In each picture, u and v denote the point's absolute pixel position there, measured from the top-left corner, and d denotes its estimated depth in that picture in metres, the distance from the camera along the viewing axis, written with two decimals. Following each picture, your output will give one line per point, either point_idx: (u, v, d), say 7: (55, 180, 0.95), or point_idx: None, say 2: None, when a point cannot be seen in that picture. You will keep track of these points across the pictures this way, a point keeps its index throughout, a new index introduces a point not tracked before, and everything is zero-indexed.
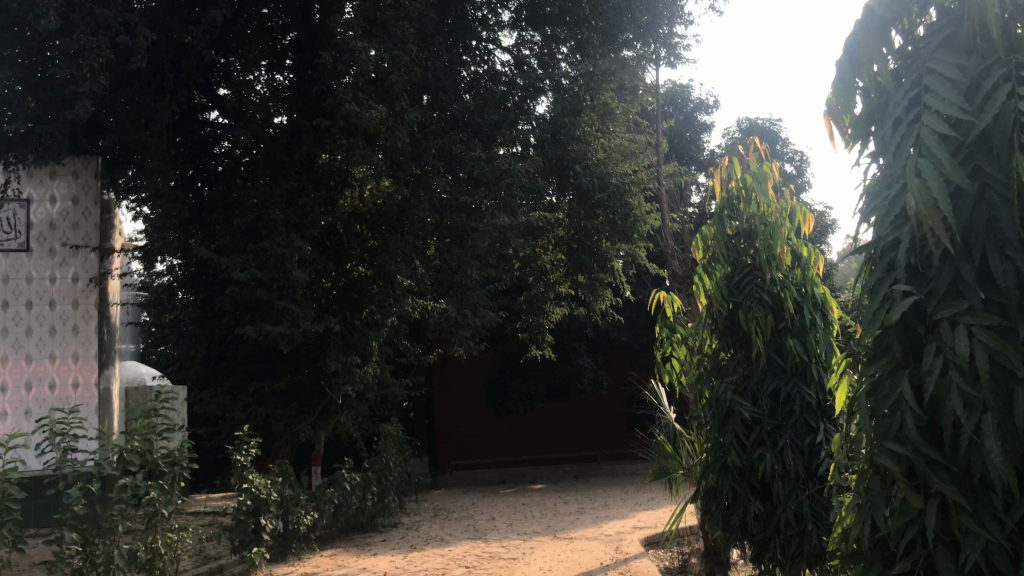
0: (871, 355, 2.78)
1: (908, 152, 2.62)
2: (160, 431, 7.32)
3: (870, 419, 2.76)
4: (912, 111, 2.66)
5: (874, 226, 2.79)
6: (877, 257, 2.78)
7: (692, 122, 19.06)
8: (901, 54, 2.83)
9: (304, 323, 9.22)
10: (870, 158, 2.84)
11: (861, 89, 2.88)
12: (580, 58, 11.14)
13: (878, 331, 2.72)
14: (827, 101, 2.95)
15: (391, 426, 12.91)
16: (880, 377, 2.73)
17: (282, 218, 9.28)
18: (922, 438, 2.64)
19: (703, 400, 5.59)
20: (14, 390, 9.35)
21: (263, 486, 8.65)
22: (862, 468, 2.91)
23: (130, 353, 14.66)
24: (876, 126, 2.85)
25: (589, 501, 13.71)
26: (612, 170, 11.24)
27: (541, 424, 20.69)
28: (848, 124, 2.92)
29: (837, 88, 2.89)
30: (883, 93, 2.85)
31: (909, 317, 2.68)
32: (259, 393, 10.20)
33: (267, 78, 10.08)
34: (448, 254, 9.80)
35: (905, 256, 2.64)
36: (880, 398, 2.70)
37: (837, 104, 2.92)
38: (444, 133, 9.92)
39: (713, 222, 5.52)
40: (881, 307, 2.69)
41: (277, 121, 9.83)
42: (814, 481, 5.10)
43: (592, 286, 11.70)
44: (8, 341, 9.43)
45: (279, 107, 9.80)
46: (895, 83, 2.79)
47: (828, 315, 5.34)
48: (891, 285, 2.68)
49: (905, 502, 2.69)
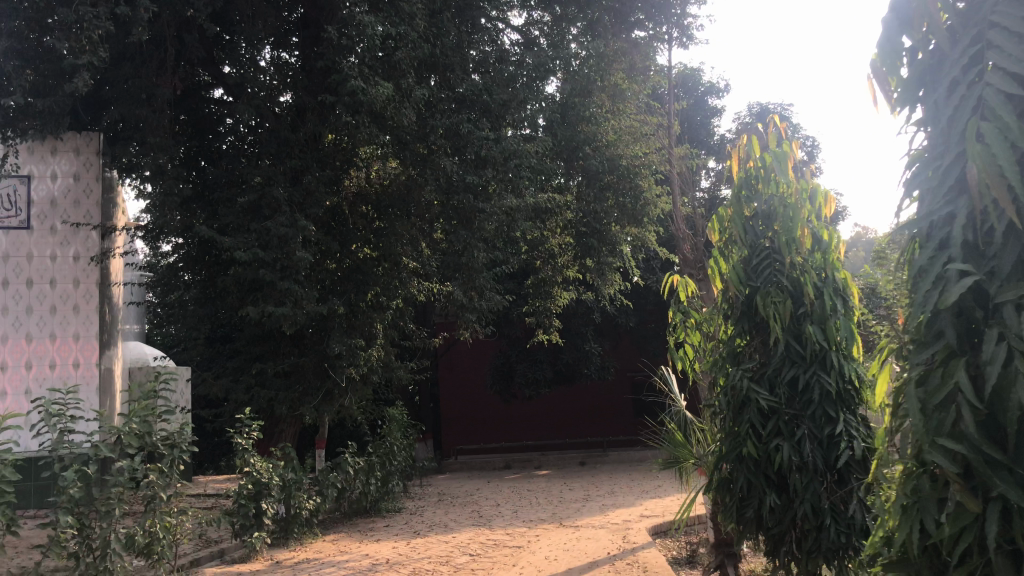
0: (923, 341, 2.72)
1: (970, 116, 2.56)
2: (160, 413, 7.14)
3: (922, 414, 2.69)
4: (971, 72, 2.60)
5: (923, 200, 2.74)
6: (927, 237, 2.72)
7: (702, 106, 18.77)
8: (952, 13, 2.75)
9: (307, 304, 9.04)
10: (919, 124, 2.77)
11: (908, 49, 2.81)
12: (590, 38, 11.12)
13: (930, 314, 2.67)
14: (871, 65, 2.87)
15: (396, 410, 12.75)
16: (933, 365, 2.67)
17: (286, 197, 9.07)
18: (979, 435, 2.58)
19: (717, 389, 5.41)
20: (14, 369, 9.17)
21: (265, 471, 8.50)
22: (907, 468, 2.84)
23: (134, 333, 14.53)
24: (925, 89, 2.78)
25: (594, 489, 13.53)
26: (623, 152, 11.02)
27: (547, 410, 20.58)
28: (894, 88, 2.85)
29: (884, 48, 2.83)
30: (932, 54, 2.78)
31: (965, 303, 2.62)
32: (262, 376, 10.04)
33: (273, 56, 9.83)
34: (455, 236, 9.60)
35: (962, 232, 2.58)
36: (932, 392, 2.64)
37: (883, 67, 2.84)
38: (452, 112, 9.69)
39: (730, 203, 5.32)
40: (935, 289, 2.62)
41: (283, 101, 9.64)
42: (832, 473, 4.91)
43: (600, 270, 11.50)
44: (8, 319, 9.24)
45: (283, 87, 9.52)
46: (948, 43, 2.72)
47: (848, 299, 5.14)
48: (945, 265, 2.61)
49: (960, 506, 2.62)
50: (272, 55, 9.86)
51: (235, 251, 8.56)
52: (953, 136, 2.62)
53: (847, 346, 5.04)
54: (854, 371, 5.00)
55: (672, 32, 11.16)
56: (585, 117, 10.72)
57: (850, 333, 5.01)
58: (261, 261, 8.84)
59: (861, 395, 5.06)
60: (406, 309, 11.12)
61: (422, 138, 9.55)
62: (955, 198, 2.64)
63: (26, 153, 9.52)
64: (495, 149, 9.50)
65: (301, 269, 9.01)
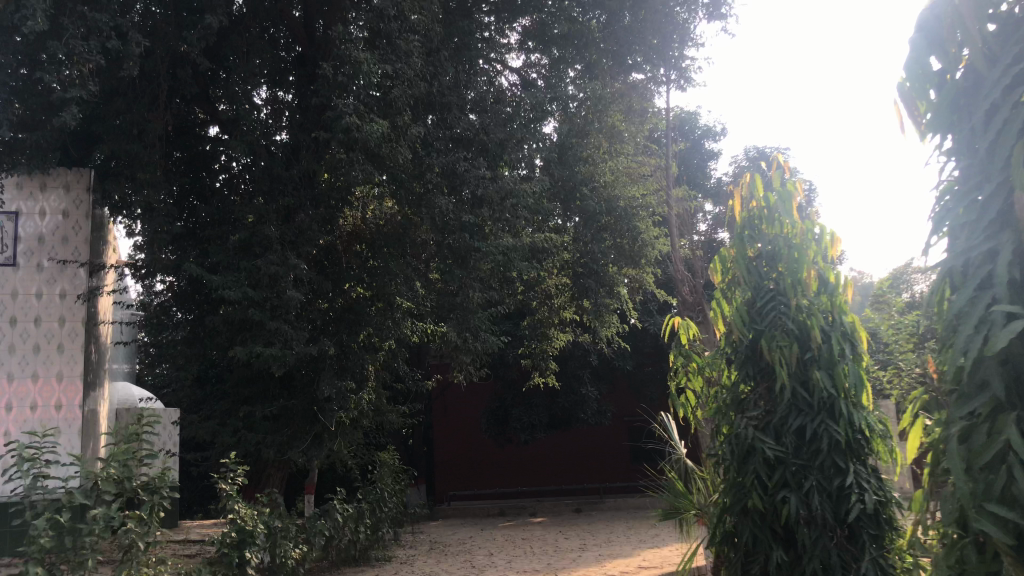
0: (966, 393, 2.57)
1: (1010, 141, 2.39)
2: (140, 458, 6.89)
3: (965, 474, 2.55)
4: (1011, 94, 2.41)
5: (957, 240, 2.58)
6: (963, 278, 2.56)
7: (700, 148, 18.74)
8: (994, 27, 2.54)
9: (297, 345, 8.82)
10: (949, 155, 2.61)
11: (938, 69, 2.62)
12: (589, 80, 11.05)
13: (973, 362, 2.53)
14: (900, 87, 2.70)
15: (388, 454, 12.46)
16: (980, 417, 2.53)
17: (277, 235, 8.89)
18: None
19: (721, 437, 5.19)
20: None
21: (250, 518, 8.21)
22: (949, 534, 2.71)
23: (123, 373, 14.27)
24: (959, 113, 2.58)
25: (590, 538, 13.18)
26: (621, 193, 10.89)
27: (543, 455, 20.24)
28: (923, 112, 2.67)
29: (912, 69, 2.65)
30: (969, 74, 2.57)
31: (1012, 350, 2.47)
32: (250, 419, 9.77)
33: (269, 96, 9.72)
34: (450, 276, 9.42)
35: (1007, 272, 2.40)
36: (977, 453, 2.51)
37: (912, 90, 2.67)
38: (448, 151, 9.57)
39: (733, 243, 5.16)
40: (977, 331, 2.48)
41: (277, 139, 9.50)
42: (843, 528, 4.64)
43: (598, 311, 11.21)
44: None
45: (279, 126, 9.53)
46: (989, 62, 2.50)
47: (857, 345, 4.92)
48: (987, 306, 2.46)
49: None
50: (269, 93, 9.75)
51: (224, 290, 8.39)
52: (995, 164, 2.45)
53: (857, 394, 4.80)
54: (864, 420, 4.76)
55: (669, 74, 11.24)
56: (582, 158, 10.68)
57: (858, 380, 4.78)
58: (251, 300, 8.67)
59: (872, 445, 4.81)
60: (399, 350, 10.89)
61: (419, 179, 9.36)
62: (995, 236, 2.46)
63: (14, 189, 9.27)
64: (491, 188, 9.37)
65: (291, 309, 8.81)
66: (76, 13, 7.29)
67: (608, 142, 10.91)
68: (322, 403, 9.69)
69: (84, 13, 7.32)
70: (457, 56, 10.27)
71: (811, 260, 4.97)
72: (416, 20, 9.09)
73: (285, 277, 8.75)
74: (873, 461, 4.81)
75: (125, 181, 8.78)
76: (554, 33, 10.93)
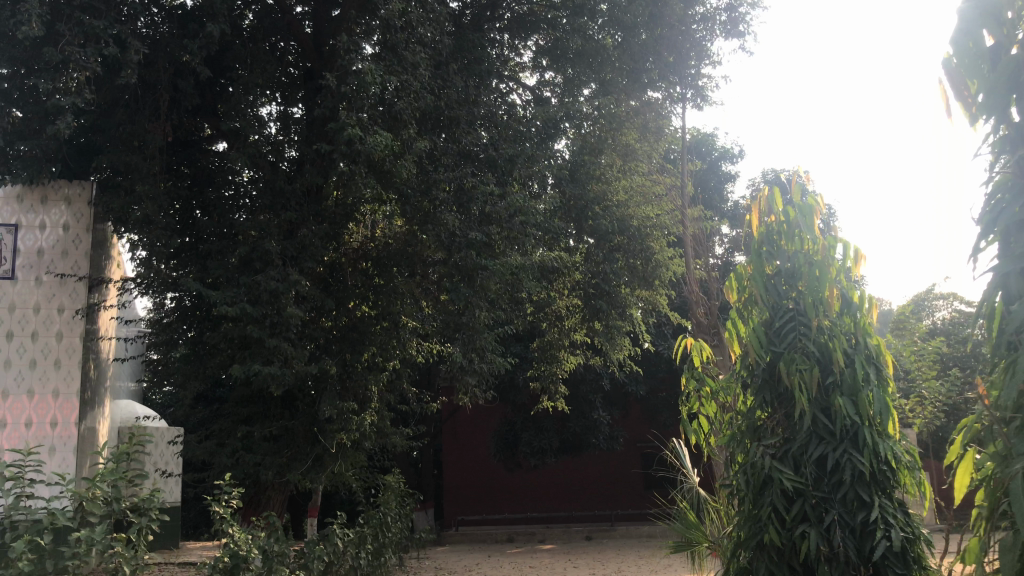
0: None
1: None
2: (130, 477, 6.60)
3: None
4: None
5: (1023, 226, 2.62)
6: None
7: (716, 169, 18.45)
8: None
9: (298, 363, 8.58)
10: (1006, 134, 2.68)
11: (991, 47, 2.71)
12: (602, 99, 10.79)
13: None
14: (948, 67, 2.78)
15: (393, 478, 12.14)
16: None
17: (279, 250, 8.67)
18: None
19: (735, 466, 4.85)
20: (13, 426, 8.54)
21: (243, 543, 7.89)
22: None
23: (128, 391, 14.07)
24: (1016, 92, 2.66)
25: (601, 568, 12.72)
26: (634, 212, 10.62)
27: (553, 480, 19.84)
28: (973, 91, 2.75)
29: (962, 45, 2.72)
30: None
31: None
32: (248, 439, 9.50)
33: (281, 111, 9.58)
34: (455, 294, 9.12)
35: None
36: None
37: (963, 70, 2.75)
38: (455, 166, 9.34)
39: (749, 260, 4.84)
40: None
41: (289, 156, 9.42)
42: (866, 567, 4.30)
43: (609, 333, 10.90)
44: (10, 373, 8.62)
45: (289, 142, 9.35)
46: None
47: (882, 369, 4.61)
48: None
49: None
50: (280, 110, 9.58)
51: (222, 306, 8.16)
52: None
53: (883, 423, 4.49)
54: (890, 450, 4.41)
55: (686, 93, 11.03)
56: (594, 174, 10.33)
57: (884, 407, 4.48)
58: (249, 317, 8.44)
59: (899, 477, 4.46)
60: (404, 371, 10.59)
61: (425, 196, 9.08)
62: None
63: (15, 202, 9.04)
64: (500, 204, 9.12)
65: (291, 326, 8.58)
66: (74, 19, 7.22)
67: (625, 159, 10.67)
68: (322, 424, 9.37)
69: (82, 18, 7.25)
70: (467, 71, 10.07)
71: (834, 279, 4.66)
72: (424, 32, 8.92)
73: (286, 293, 8.51)
74: (900, 495, 4.47)
75: (123, 193, 8.57)
76: (568, 53, 10.81)
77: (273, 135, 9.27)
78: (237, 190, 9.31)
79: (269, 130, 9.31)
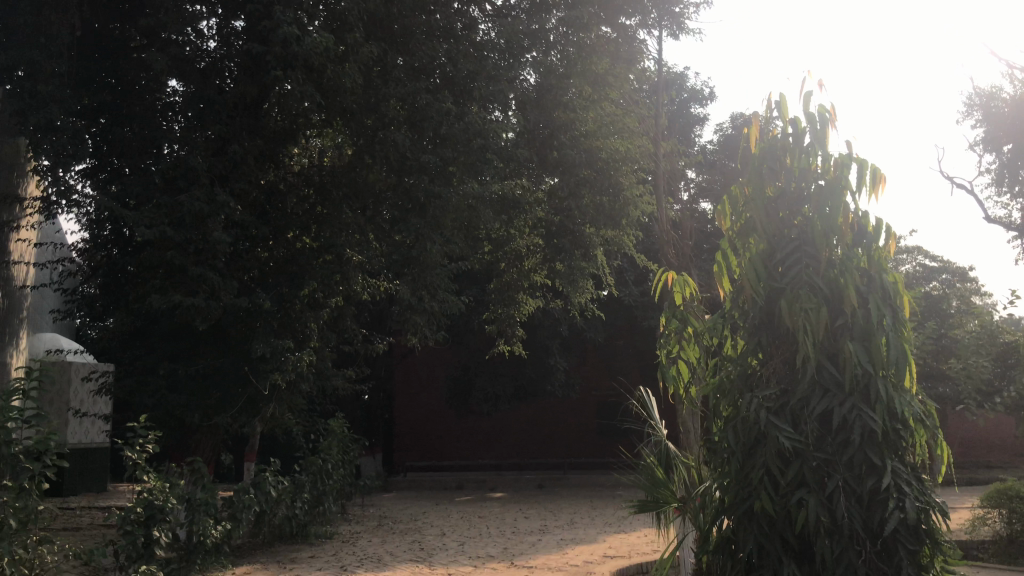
0: None
1: None
2: (25, 418, 5.74)
3: None
4: None
5: None
6: None
7: (685, 110, 17.57)
8: None
9: (226, 295, 7.75)
10: None
11: None
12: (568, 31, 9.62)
13: None
14: None
15: (337, 423, 11.34)
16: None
17: (206, 167, 7.86)
18: None
19: (720, 422, 4.18)
20: None
21: (160, 492, 7.09)
22: None
23: (53, 323, 13.16)
24: None
25: (553, 519, 12.05)
26: (603, 143, 9.69)
27: (507, 426, 19.37)
28: None
29: None
30: None
31: None
32: (172, 378, 8.59)
33: (219, 30, 8.47)
34: (404, 225, 8.36)
35: None
36: None
37: None
38: (408, 81, 8.47)
39: (747, 179, 4.12)
40: None
41: (229, 80, 8.44)
42: (872, 539, 3.66)
43: (571, 276, 9.98)
44: None
45: (229, 62, 8.43)
46: None
47: (900, 311, 3.89)
48: None
49: None
50: (220, 23, 8.50)
51: (138, 228, 7.35)
52: None
53: (898, 374, 3.79)
54: (908, 407, 3.73)
55: (661, 20, 10.14)
56: (562, 101, 9.43)
57: (901, 355, 3.77)
58: (170, 241, 7.62)
59: (915, 440, 3.78)
60: (347, 309, 9.76)
61: (372, 112, 8.46)
62: None
63: None
64: (456, 124, 8.25)
65: (219, 255, 7.78)
66: None
67: (593, 88, 9.75)
68: (255, 363, 8.50)
69: None
70: None
71: (846, 202, 3.96)
72: None
73: (213, 216, 7.71)
74: (914, 458, 3.79)
75: (28, 97, 7.65)
76: None
77: (209, 49, 8.37)
78: (168, 102, 8.30)
79: (207, 44, 8.40)
